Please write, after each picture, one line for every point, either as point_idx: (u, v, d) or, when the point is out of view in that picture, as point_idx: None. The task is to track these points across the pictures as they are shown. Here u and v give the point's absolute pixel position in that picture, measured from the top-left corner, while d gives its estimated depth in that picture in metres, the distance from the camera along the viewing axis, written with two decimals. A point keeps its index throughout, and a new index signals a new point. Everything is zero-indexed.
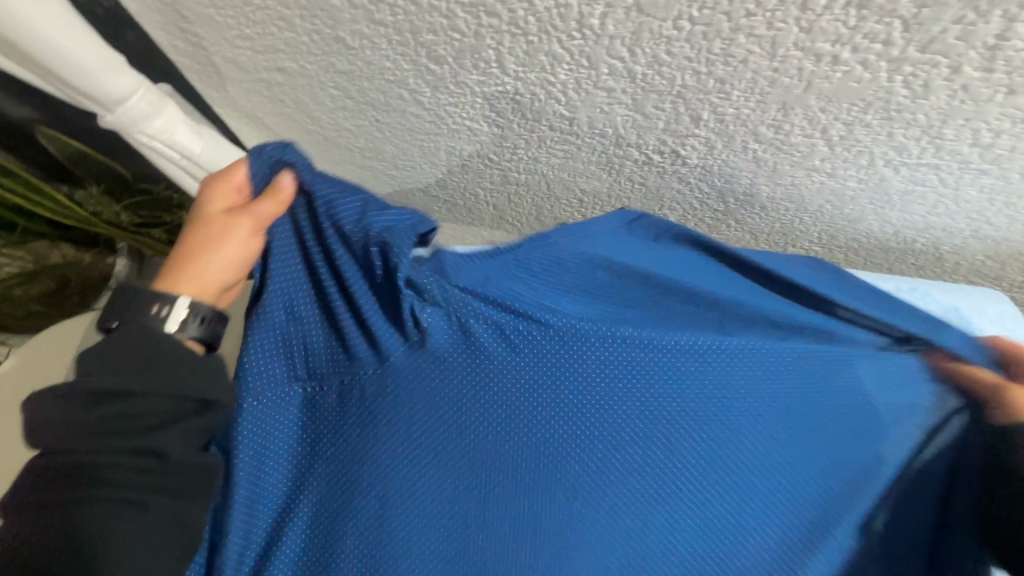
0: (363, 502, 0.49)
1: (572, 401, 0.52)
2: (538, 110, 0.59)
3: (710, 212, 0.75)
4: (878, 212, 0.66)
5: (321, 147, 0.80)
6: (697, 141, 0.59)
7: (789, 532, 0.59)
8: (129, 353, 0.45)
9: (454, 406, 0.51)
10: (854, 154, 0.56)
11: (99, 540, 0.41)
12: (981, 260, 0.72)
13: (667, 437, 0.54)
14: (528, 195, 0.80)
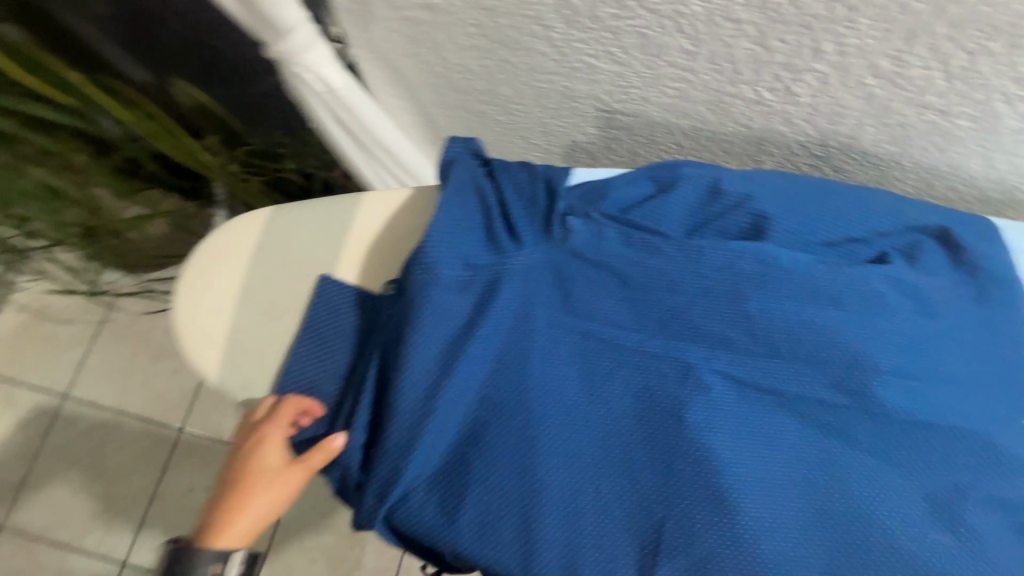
0: (520, 378, 0.55)
1: (719, 302, 0.57)
2: (662, 44, 0.65)
3: (807, 158, 0.79)
4: (983, 156, 0.68)
5: (440, 91, 0.88)
6: (813, 76, 0.63)
7: (952, 472, 0.55)
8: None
9: (603, 301, 0.57)
10: (972, 88, 0.59)
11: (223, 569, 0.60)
12: None
13: (818, 349, 0.55)
14: (628, 139, 0.86)
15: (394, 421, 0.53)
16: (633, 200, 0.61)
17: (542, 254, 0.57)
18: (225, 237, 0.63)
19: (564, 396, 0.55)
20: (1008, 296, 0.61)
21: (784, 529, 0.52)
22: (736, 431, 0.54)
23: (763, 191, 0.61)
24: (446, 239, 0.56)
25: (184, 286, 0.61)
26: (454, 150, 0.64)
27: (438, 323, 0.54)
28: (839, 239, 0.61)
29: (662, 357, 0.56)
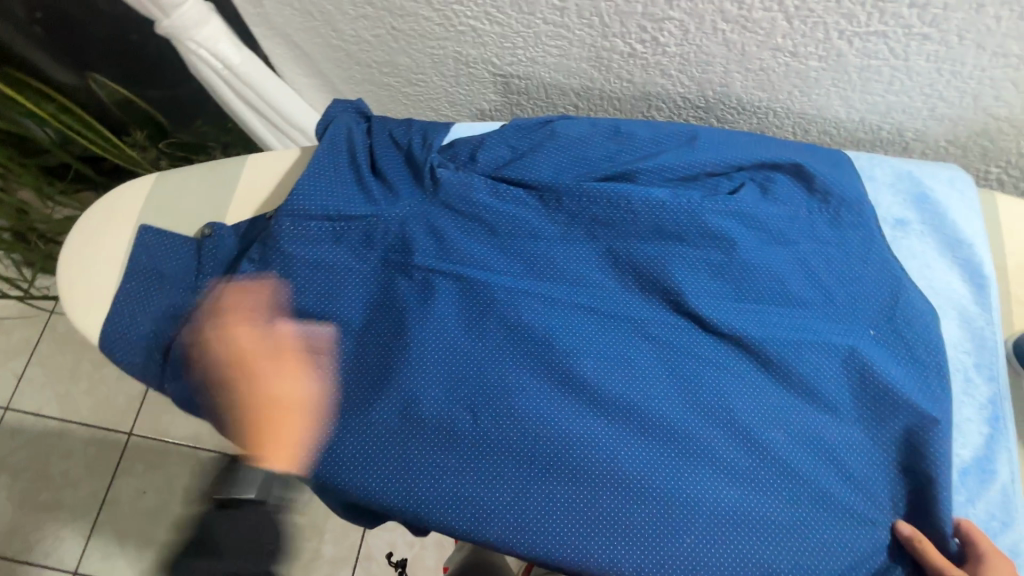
0: (394, 322, 0.58)
1: (577, 242, 0.63)
2: (533, 2, 0.68)
3: (692, 111, 0.83)
4: (842, 96, 0.73)
5: (344, 67, 0.90)
6: (673, 24, 0.67)
7: (796, 386, 0.59)
8: None
9: (476, 247, 0.61)
10: (811, 27, 0.63)
11: None
12: (945, 147, 0.78)
13: (662, 281, 0.61)
14: (528, 104, 0.89)
15: (275, 363, 0.58)
16: (504, 159, 0.64)
17: (415, 206, 0.60)
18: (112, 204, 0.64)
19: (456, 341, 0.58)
20: (858, 220, 0.65)
21: (642, 446, 0.56)
22: (595, 355, 0.60)
23: (621, 144, 0.66)
24: (316, 193, 0.59)
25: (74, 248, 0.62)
26: (335, 109, 0.66)
27: (313, 271, 0.58)
28: (701, 176, 0.65)
29: (529, 294, 0.61)
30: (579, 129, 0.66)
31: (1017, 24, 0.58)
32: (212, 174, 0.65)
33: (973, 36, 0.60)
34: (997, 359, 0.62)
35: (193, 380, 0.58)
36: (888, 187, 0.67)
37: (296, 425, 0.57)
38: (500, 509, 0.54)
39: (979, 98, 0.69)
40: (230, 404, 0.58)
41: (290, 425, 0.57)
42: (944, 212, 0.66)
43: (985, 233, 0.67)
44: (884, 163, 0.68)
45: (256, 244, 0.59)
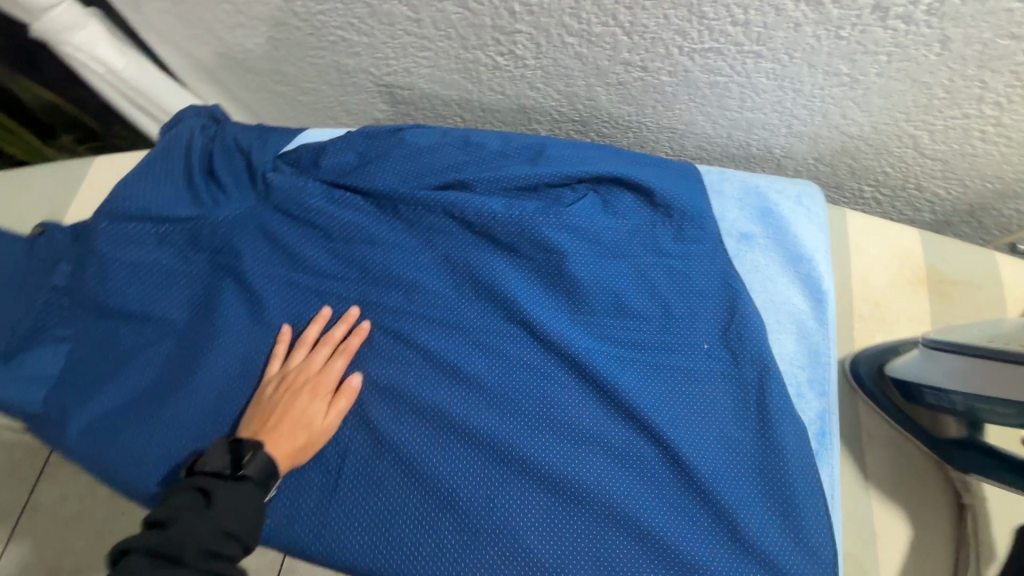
0: (213, 328, 0.58)
1: (413, 249, 0.63)
2: (389, 13, 0.69)
3: (571, 124, 0.84)
4: (703, 112, 0.74)
5: (238, 75, 0.91)
6: (523, 37, 0.68)
7: (620, 396, 0.60)
8: (235, 498, 0.49)
9: (306, 252, 0.61)
10: (651, 43, 0.64)
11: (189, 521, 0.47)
12: (814, 163, 0.79)
13: (495, 288, 0.62)
14: (417, 115, 0.90)
15: (87, 364, 0.57)
16: (347, 166, 0.65)
17: (247, 211, 0.61)
18: None
19: (317, 344, 0.59)
20: (698, 235, 0.65)
21: (456, 457, 0.57)
22: (422, 361, 0.60)
23: (466, 154, 0.67)
24: (143, 198, 0.59)
25: None
26: (185, 113, 0.67)
27: (134, 273, 0.58)
28: (542, 187, 0.66)
29: (364, 299, 0.62)
30: (426, 137, 0.67)
31: (836, 43, 0.59)
32: (56, 173, 0.65)
33: (801, 54, 0.61)
34: (830, 376, 0.62)
35: None
36: (733, 201, 0.68)
37: (300, 419, 0.56)
38: (304, 508, 0.56)
39: (828, 116, 0.70)
40: (39, 402, 0.56)
41: (297, 419, 0.56)
42: (786, 227, 0.67)
43: (828, 249, 0.67)
44: (733, 177, 0.69)
45: (80, 245, 0.59)
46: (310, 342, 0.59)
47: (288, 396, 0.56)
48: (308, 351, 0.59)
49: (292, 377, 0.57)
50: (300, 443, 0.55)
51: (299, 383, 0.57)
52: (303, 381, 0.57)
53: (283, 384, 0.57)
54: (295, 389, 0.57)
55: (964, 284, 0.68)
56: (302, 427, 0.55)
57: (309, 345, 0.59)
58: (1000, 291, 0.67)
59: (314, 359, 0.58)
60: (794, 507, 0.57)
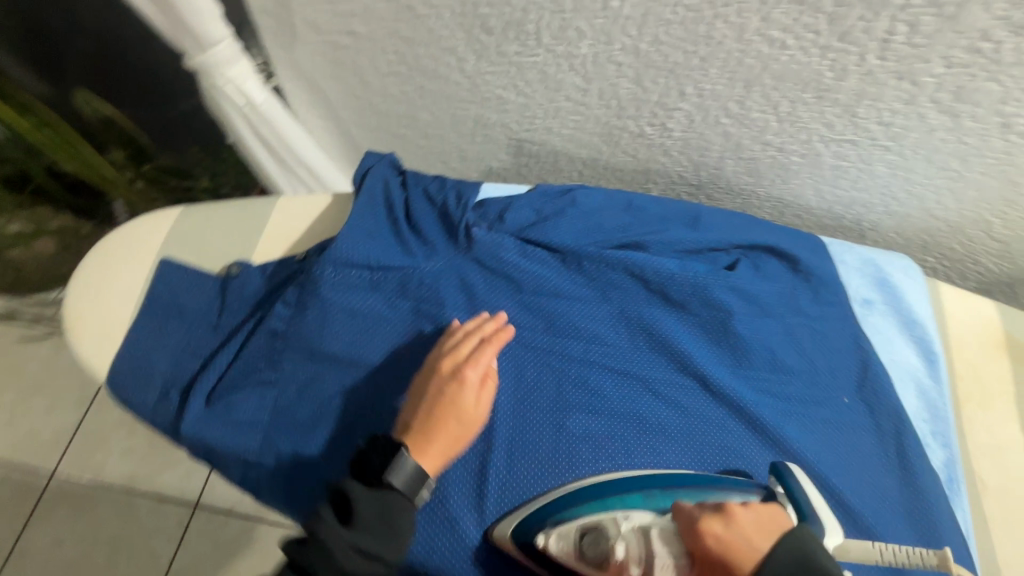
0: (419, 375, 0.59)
1: (592, 302, 0.68)
2: (560, 80, 0.75)
3: (685, 188, 0.92)
4: (815, 188, 0.84)
5: (362, 115, 0.93)
6: (681, 114, 0.76)
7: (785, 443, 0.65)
8: (380, 514, 0.47)
9: (500, 304, 0.66)
10: (797, 130, 0.74)
11: (324, 541, 0.46)
12: (894, 237, 0.91)
13: (667, 340, 0.68)
14: (536, 167, 0.95)
15: (299, 409, 0.57)
16: (529, 220, 0.69)
17: (450, 264, 0.65)
18: (140, 231, 0.66)
19: (466, 337, 0.59)
20: (833, 299, 0.74)
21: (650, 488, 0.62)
22: (605, 408, 0.64)
23: (632, 216, 0.73)
24: (355, 246, 0.61)
25: (97, 274, 0.64)
26: (373, 161, 0.69)
27: (346, 318, 0.60)
28: (701, 250, 0.73)
29: (551, 347, 0.66)
30: (595, 198, 0.73)
31: (957, 147, 0.70)
32: (242, 211, 0.67)
33: (924, 152, 0.73)
34: (949, 427, 0.71)
35: (206, 419, 0.56)
36: (854, 269, 0.78)
37: (449, 406, 0.54)
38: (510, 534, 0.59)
39: (924, 201, 0.82)
40: (249, 445, 0.56)
41: (446, 406, 0.54)
42: (901, 295, 0.77)
43: (933, 315, 0.78)
44: (852, 249, 0.79)
45: (291, 286, 0.61)
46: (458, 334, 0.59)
47: (440, 388, 0.55)
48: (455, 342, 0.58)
49: (443, 368, 0.56)
50: (454, 431, 0.54)
51: (450, 375, 0.56)
52: (454, 373, 0.56)
53: (431, 374, 0.56)
54: (444, 381, 0.56)
55: None
56: (454, 417, 0.54)
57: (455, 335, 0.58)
58: None
59: (462, 351, 0.57)
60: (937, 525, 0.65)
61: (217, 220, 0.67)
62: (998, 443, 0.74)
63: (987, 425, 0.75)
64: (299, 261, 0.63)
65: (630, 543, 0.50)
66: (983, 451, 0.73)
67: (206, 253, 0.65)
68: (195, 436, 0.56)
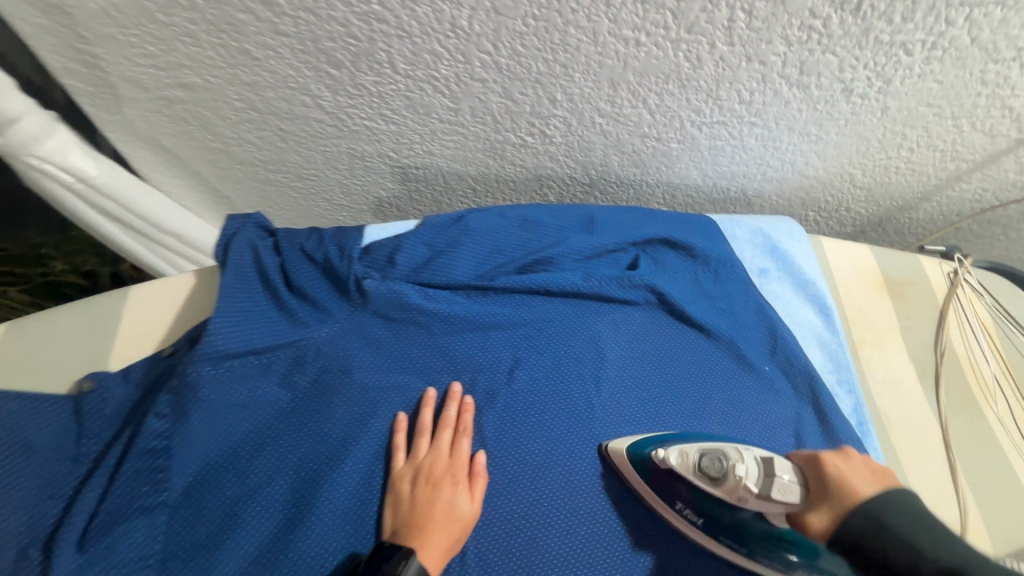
0: (335, 455, 0.55)
1: (506, 332, 0.66)
2: (427, 104, 0.71)
3: (579, 187, 0.91)
4: (698, 168, 0.87)
5: (223, 166, 0.84)
6: (557, 120, 0.75)
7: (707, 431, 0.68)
8: None
9: (410, 354, 0.62)
10: (670, 119, 0.75)
11: None
12: (776, 200, 0.97)
13: (584, 355, 0.68)
14: (427, 190, 0.91)
15: (200, 527, 0.51)
16: (423, 259, 0.66)
17: (347, 324, 0.59)
18: None
19: (438, 430, 0.58)
20: (733, 275, 0.77)
21: (585, 504, 0.61)
22: (539, 438, 0.62)
23: (529, 231, 0.71)
24: (232, 329, 0.54)
25: None
26: (234, 226, 0.62)
27: (239, 413, 0.54)
28: (602, 254, 0.73)
29: (473, 387, 0.63)
30: (487, 220, 0.70)
31: (812, 113, 0.74)
32: (82, 313, 0.58)
33: (785, 122, 0.76)
34: (853, 374, 0.77)
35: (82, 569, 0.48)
36: (744, 244, 0.81)
37: (444, 510, 0.54)
38: None
39: (795, 164, 0.86)
40: None
41: (440, 511, 0.54)
42: (793, 258, 0.81)
43: (821, 271, 0.82)
44: (741, 222, 0.82)
45: (163, 393, 0.53)
46: (429, 428, 0.58)
47: (430, 492, 0.54)
48: (430, 439, 0.58)
49: (427, 470, 0.56)
50: (455, 536, 0.54)
51: (436, 476, 0.55)
52: (440, 473, 0.56)
53: (420, 479, 0.55)
54: (435, 482, 0.55)
55: (906, 282, 0.88)
56: (454, 520, 0.54)
57: (429, 432, 0.58)
58: (928, 284, 0.88)
59: (441, 448, 0.57)
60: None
61: (52, 332, 0.57)
62: (892, 375, 0.81)
63: (882, 362, 0.81)
64: (168, 356, 0.56)
65: (753, 478, 0.52)
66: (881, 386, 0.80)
67: (48, 372, 0.55)
68: None
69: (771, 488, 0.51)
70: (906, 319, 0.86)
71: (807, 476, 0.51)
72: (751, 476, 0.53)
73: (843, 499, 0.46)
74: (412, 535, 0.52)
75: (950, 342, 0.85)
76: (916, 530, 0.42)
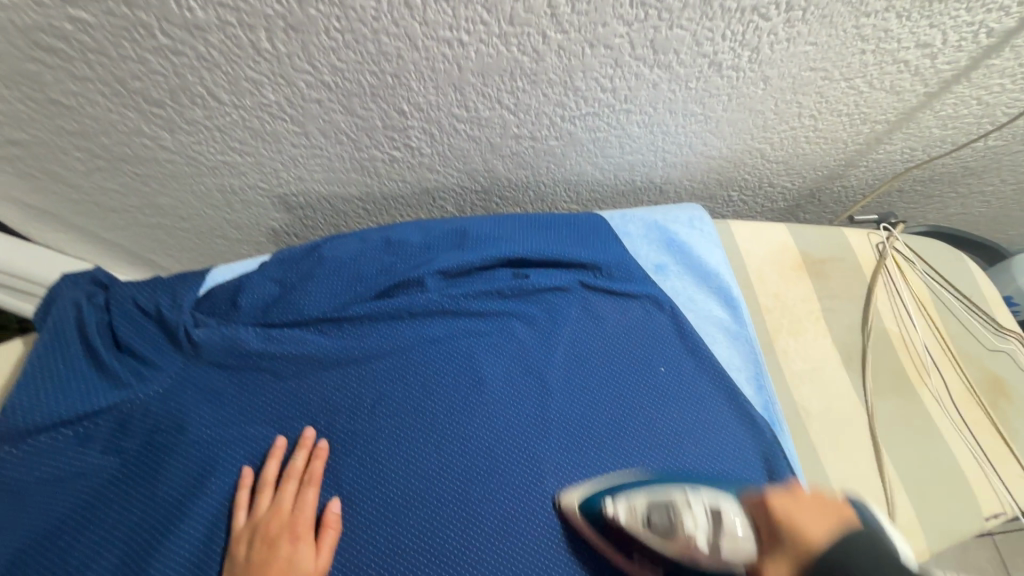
0: (161, 525, 0.52)
1: (364, 363, 0.60)
2: (273, 131, 0.68)
3: (474, 196, 0.87)
4: (592, 163, 0.81)
5: (99, 216, 0.82)
6: (417, 131, 0.70)
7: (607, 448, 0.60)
8: None
9: (249, 401, 0.57)
10: (535, 117, 0.70)
11: None
12: (691, 185, 0.90)
13: (455, 380, 0.61)
14: (317, 217, 0.87)
15: None
16: (271, 297, 0.62)
17: (176, 379, 0.56)
18: None
19: (282, 482, 0.55)
20: (624, 275, 0.72)
21: (454, 549, 0.53)
22: (399, 480, 0.56)
23: (391, 255, 0.67)
24: (50, 398, 0.53)
25: None
26: (65, 286, 0.61)
27: (61, 488, 0.52)
28: (477, 265, 0.68)
29: (326, 429, 0.58)
30: (342, 249, 0.65)
31: (688, 93, 0.69)
32: None
33: (662, 105, 0.71)
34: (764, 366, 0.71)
35: None
36: (640, 240, 0.76)
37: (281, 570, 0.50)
38: None
39: (694, 147, 0.80)
40: None
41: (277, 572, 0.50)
42: (690, 250, 0.76)
43: (727, 260, 0.77)
44: (635, 217, 0.78)
45: None
46: (274, 480, 0.55)
47: (266, 553, 0.51)
48: (273, 492, 0.54)
49: (264, 528, 0.52)
50: None
51: (273, 534, 0.52)
52: (277, 530, 0.52)
53: (256, 540, 0.52)
54: (272, 541, 0.51)
55: (830, 259, 0.82)
56: None
57: (270, 485, 0.54)
58: (855, 258, 0.82)
59: (282, 501, 0.54)
60: (774, 477, 0.63)
61: None
62: (813, 363, 0.75)
63: (800, 351, 0.76)
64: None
65: (703, 527, 0.53)
66: (800, 378, 0.74)
67: None
68: None
69: (725, 545, 0.51)
70: (830, 299, 0.80)
71: (761, 531, 0.50)
72: (700, 525, 0.53)
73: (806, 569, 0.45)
74: None
75: (880, 320, 0.79)
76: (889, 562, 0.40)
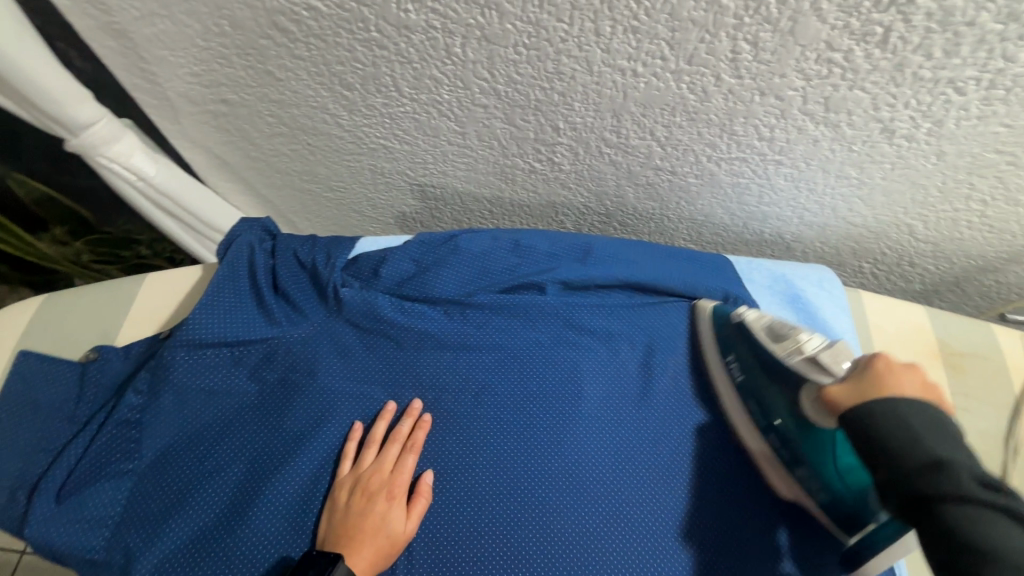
0: (282, 452, 0.57)
1: (477, 352, 0.64)
2: (435, 126, 0.73)
3: (596, 217, 0.89)
4: (723, 207, 0.81)
5: (265, 174, 0.93)
6: (563, 148, 0.73)
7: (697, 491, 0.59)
8: None
9: (371, 362, 0.63)
10: (682, 153, 0.71)
11: None
12: (821, 247, 0.87)
13: (558, 387, 0.63)
14: (445, 210, 0.93)
15: (156, 497, 0.56)
16: (407, 274, 0.66)
17: (317, 327, 0.63)
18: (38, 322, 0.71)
19: (387, 443, 0.59)
20: None
21: (532, 548, 0.54)
22: (490, 468, 0.58)
23: (515, 257, 0.69)
24: (215, 323, 0.61)
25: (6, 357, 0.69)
26: (240, 230, 0.69)
27: (210, 398, 0.60)
28: (597, 284, 0.69)
29: (433, 404, 0.62)
30: (476, 244, 0.68)
31: (848, 155, 0.66)
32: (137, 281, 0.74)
33: (817, 162, 0.69)
34: None
35: (53, 520, 0.55)
36: (764, 292, 0.74)
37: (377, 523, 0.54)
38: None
39: (837, 210, 0.77)
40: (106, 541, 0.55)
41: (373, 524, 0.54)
42: (817, 311, 0.73)
43: (855, 330, 0.73)
44: (762, 269, 0.76)
45: (144, 373, 0.61)
46: (381, 440, 0.59)
47: (364, 504, 0.55)
48: (377, 450, 0.58)
49: (366, 481, 0.56)
50: (383, 551, 0.53)
51: (373, 488, 0.56)
52: (377, 485, 0.56)
53: (357, 489, 0.56)
54: (371, 495, 0.55)
55: (974, 354, 0.75)
56: (382, 534, 0.54)
57: (377, 443, 0.59)
58: (1003, 360, 0.75)
59: (385, 460, 0.58)
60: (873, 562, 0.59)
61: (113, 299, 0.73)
62: None
63: None
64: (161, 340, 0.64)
65: (814, 345, 0.55)
66: None
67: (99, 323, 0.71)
68: (46, 542, 0.55)
69: (824, 354, 0.52)
70: (966, 398, 0.73)
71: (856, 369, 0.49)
72: (813, 344, 0.55)
73: (872, 385, 0.46)
74: (340, 545, 0.53)
75: None
76: (941, 433, 0.41)
